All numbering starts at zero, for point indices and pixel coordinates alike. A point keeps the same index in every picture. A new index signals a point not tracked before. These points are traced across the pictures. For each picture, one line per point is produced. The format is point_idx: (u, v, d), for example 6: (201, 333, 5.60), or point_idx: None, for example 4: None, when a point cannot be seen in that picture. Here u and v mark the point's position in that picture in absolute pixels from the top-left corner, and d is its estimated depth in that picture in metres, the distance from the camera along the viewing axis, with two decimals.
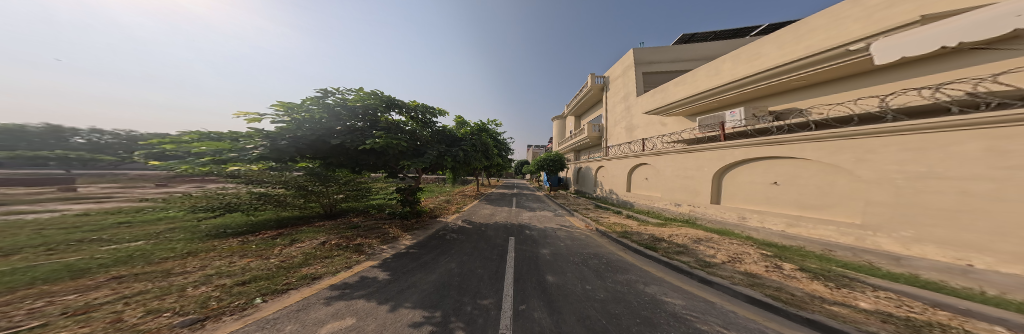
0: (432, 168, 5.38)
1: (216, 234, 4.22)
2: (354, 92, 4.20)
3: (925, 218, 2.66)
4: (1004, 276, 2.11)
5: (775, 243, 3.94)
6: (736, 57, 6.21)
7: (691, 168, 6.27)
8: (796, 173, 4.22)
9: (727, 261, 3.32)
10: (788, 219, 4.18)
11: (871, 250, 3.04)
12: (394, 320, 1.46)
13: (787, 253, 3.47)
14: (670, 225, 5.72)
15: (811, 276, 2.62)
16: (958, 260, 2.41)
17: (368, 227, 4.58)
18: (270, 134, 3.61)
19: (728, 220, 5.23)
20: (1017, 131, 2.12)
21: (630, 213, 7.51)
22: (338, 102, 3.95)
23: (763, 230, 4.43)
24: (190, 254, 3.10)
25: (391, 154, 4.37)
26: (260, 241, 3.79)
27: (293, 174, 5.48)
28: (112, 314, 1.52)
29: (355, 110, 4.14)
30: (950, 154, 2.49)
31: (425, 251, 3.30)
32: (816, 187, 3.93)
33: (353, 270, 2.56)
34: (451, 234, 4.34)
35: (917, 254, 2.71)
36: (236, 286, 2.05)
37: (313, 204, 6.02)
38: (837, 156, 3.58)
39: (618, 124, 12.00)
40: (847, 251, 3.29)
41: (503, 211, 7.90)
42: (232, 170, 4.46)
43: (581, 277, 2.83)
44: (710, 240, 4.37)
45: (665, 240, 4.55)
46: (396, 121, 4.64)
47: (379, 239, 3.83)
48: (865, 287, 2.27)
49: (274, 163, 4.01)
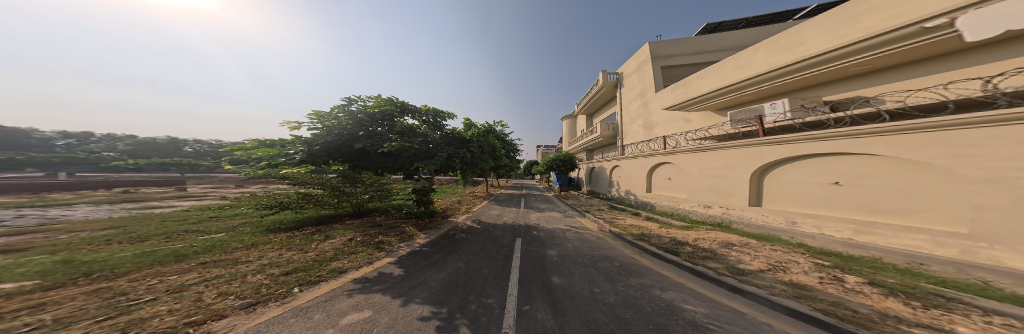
0: (443, 169, 5.59)
1: (273, 229, 4.78)
2: (374, 98, 4.50)
3: None
4: None
5: (835, 253, 3.45)
6: (773, 44, 5.58)
7: (722, 167, 5.75)
8: (865, 172, 3.65)
9: (772, 269, 2.98)
10: (856, 225, 3.62)
11: (982, 266, 2.48)
12: (405, 314, 1.53)
13: (852, 265, 3.02)
14: (698, 228, 5.30)
15: (883, 292, 2.25)
16: None
17: (388, 226, 4.86)
18: (306, 140, 4.00)
19: (772, 225, 4.70)
20: None
21: (651, 215, 7.10)
22: (362, 109, 4.30)
23: (822, 237, 3.90)
24: (253, 245, 3.53)
25: (405, 157, 4.60)
26: (302, 236, 4.21)
27: (328, 176, 5.99)
28: (196, 294, 1.79)
29: (374, 117, 4.45)
30: None
31: (436, 249, 3.42)
32: (894, 187, 3.36)
33: (373, 266, 2.73)
34: (460, 234, 4.46)
35: None
36: (281, 276, 2.30)
37: (345, 203, 6.55)
38: (922, 152, 3.03)
39: (635, 122, 11.43)
40: (943, 266, 2.74)
41: (511, 212, 7.88)
42: (284, 172, 4.98)
43: (589, 280, 2.74)
44: (745, 246, 3.96)
45: (692, 245, 4.21)
46: (410, 125, 4.87)
47: (397, 237, 4.06)
48: (970, 311, 1.88)
49: (313, 166, 4.40)
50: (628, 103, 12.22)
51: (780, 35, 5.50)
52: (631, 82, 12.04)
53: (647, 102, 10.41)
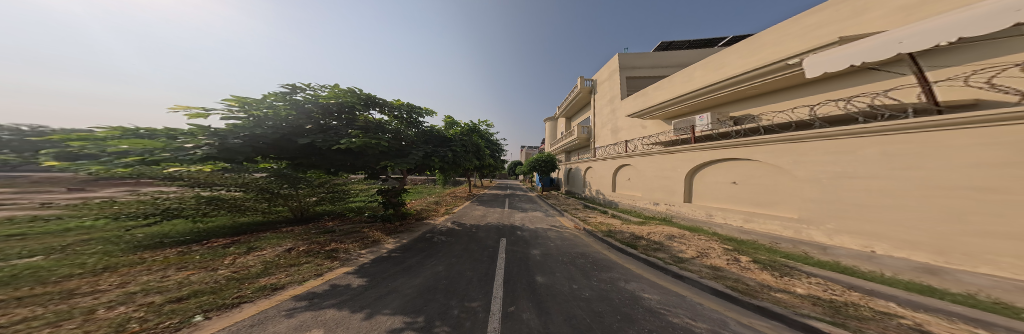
0: (417, 169, 5.21)
1: (156, 242, 3.65)
2: (327, 88, 3.91)
3: (847, 214, 3.19)
4: (897, 261, 2.68)
5: (735, 238, 4.38)
6: (705, 66, 6.86)
7: (668, 169, 6.73)
8: (751, 173, 4.75)
9: (704, 256, 3.57)
10: (744, 215, 4.67)
11: (806, 242, 3.56)
12: (370, 328, 1.39)
13: (743, 247, 3.88)
14: (649, 223, 6.13)
15: (761, 267, 2.95)
16: (865, 247, 3.01)
17: (344, 232, 4.30)
18: (217, 132, 3.18)
19: (698, 217, 5.68)
20: (916, 137, 2.63)
21: (614, 213, 7.90)
22: (309, 99, 3.72)
23: (726, 226, 4.90)
24: (109, 269, 2.57)
25: (369, 155, 4.14)
26: (205, 251, 3.36)
27: (254, 176, 4.95)
28: None
29: (329, 108, 3.91)
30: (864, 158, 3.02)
31: (409, 254, 3.17)
32: (767, 185, 4.48)
33: (323, 278, 2.39)
34: (439, 236, 4.21)
35: (839, 243, 3.27)
36: (166, 305, 1.77)
37: (280, 207, 5.58)
38: (780, 158, 4.10)
39: (605, 127, 12.52)
40: (788, 243, 3.79)
41: (496, 212, 7.77)
42: (169, 171, 3.95)
43: (569, 277, 2.90)
44: (682, 237, 4.71)
45: (648, 238, 4.81)
46: (375, 120, 4.42)
47: (357, 244, 3.62)
48: (800, 275, 2.61)
49: (226, 165, 3.59)
50: (600, 110, 13.32)
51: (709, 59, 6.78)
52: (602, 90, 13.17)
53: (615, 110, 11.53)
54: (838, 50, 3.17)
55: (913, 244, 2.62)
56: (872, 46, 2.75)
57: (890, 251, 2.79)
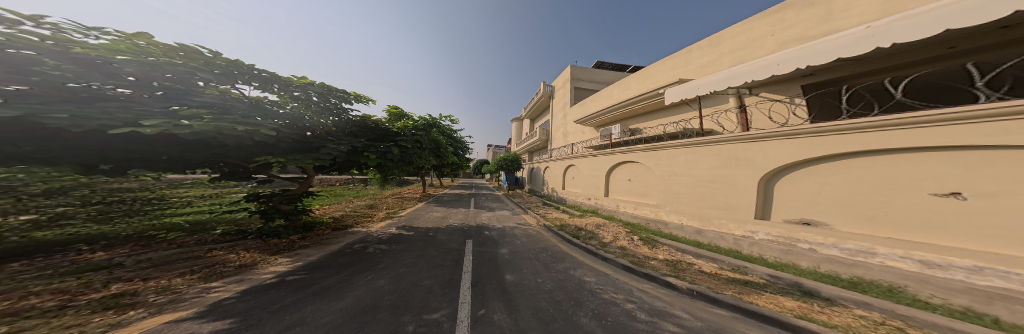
0: (341, 166, 4.42)
1: None
2: (111, 36, 2.30)
3: (677, 200, 4.96)
4: (691, 228, 4.52)
5: (631, 223, 5.75)
6: (621, 85, 8.68)
7: (596, 170, 8.12)
8: (637, 172, 6.37)
9: (614, 238, 4.52)
10: (634, 204, 6.17)
11: (659, 220, 5.25)
12: None
13: (636, 229, 5.14)
14: (583, 214, 7.28)
15: (643, 243, 4.09)
16: (677, 220, 4.90)
17: (155, 260, 2.56)
18: None
19: (610, 207, 7.10)
20: (715, 149, 4.32)
21: (561, 207, 8.97)
22: (42, 45, 1.89)
23: (625, 213, 6.33)
24: None
25: (243, 148, 2.88)
26: None
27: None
28: None
29: (116, 70, 2.12)
30: (692, 166, 4.73)
31: (320, 275, 2.54)
32: (643, 181, 6.14)
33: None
34: (376, 246, 3.69)
35: (671, 219, 5.04)
36: None
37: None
38: (652, 161, 5.75)
39: (558, 130, 13.84)
40: (653, 222, 5.37)
41: (460, 213, 7.49)
42: None
43: (534, 272, 3.14)
44: (605, 224, 5.79)
45: (584, 228, 5.68)
46: (255, 99, 3.11)
47: (188, 277, 2.17)
48: (661, 250, 3.77)
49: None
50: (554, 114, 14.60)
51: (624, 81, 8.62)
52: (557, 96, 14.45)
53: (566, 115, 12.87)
54: (796, 54, 3.47)
55: (699, 219, 4.48)
56: (854, 44, 2.83)
57: (687, 221, 4.71)
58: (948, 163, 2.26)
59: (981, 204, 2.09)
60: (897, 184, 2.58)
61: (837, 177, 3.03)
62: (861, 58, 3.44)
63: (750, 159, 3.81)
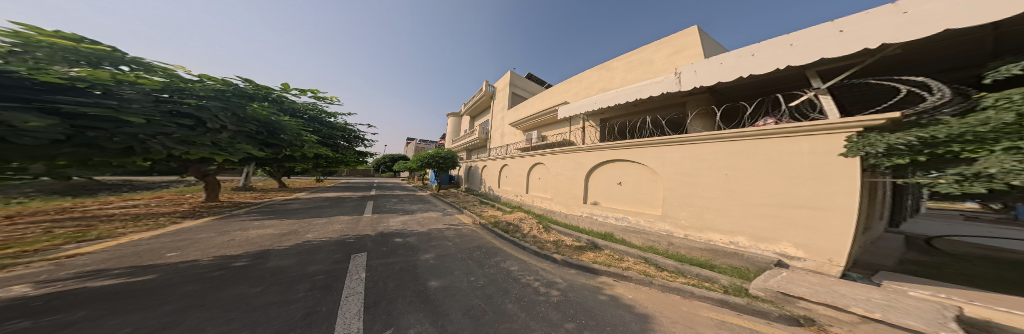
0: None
1: None
2: None
3: (566, 198, 7.45)
4: (574, 217, 6.93)
5: (546, 216, 7.82)
6: (543, 98, 11.64)
7: (523, 172, 10.06)
8: (542, 175, 8.93)
9: (527, 226, 6.60)
10: (545, 200, 8.46)
11: (560, 213, 7.54)
12: None
13: (548, 224, 7.00)
14: (512, 208, 9.39)
15: (546, 235, 5.91)
16: (566, 209, 7.38)
17: None
18: None
19: (526, 201, 9.68)
20: (582, 160, 6.94)
21: (494, 203, 10.71)
22: None
23: (540, 207, 8.61)
24: None
25: None
26: None
27: None
28: None
29: None
30: (572, 172, 7.31)
31: None
32: (545, 181, 8.78)
33: None
34: (29, 322, 1.43)
35: (563, 211, 7.48)
36: None
37: None
38: (556, 168, 7.95)
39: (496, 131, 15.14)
40: (557, 214, 7.69)
41: (390, 215, 6.96)
42: None
43: (466, 272, 3.45)
44: (527, 219, 7.45)
45: (510, 218, 7.51)
46: None
47: None
48: (559, 242, 5.46)
49: None
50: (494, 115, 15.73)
51: (545, 94, 11.51)
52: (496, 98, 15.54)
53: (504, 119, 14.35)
54: (720, 68, 3.93)
55: (573, 206, 7.10)
56: (784, 58, 3.28)
57: (569, 210, 7.23)
58: (623, 168, 5.86)
59: (629, 186, 5.71)
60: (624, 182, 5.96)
61: (601, 176, 6.43)
62: (622, 105, 6.94)
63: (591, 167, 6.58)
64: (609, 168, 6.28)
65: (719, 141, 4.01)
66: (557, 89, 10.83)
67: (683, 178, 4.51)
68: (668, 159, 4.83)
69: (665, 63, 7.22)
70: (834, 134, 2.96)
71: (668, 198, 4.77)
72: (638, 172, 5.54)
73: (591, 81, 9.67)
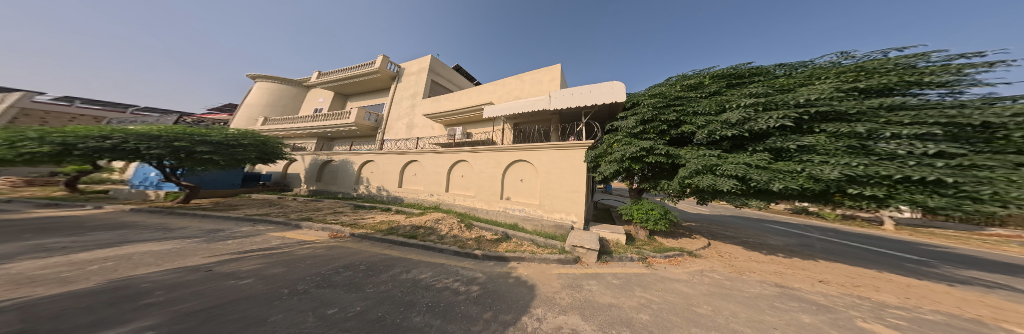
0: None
1: (711, 173, 4.83)
2: None
3: (483, 197, 9.41)
4: (487, 210, 9.24)
5: (467, 214, 9.42)
6: (467, 94, 13.28)
7: (437, 169, 10.92)
8: (460, 173, 10.38)
9: (445, 226, 7.24)
10: (464, 198, 10.04)
11: (478, 208, 9.47)
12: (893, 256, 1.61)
13: (466, 219, 8.67)
14: (424, 212, 9.46)
15: (468, 229, 7.41)
16: (483, 206, 9.44)
17: None
18: None
19: (448, 201, 10.39)
20: (489, 158, 9.52)
21: (402, 209, 10.11)
22: None
23: (457, 204, 10.12)
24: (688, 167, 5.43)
25: None
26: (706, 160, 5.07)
27: None
28: (641, 209, 7.39)
29: None
30: (488, 173, 9.45)
31: None
32: (463, 179, 10.25)
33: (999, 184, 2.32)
34: None
35: (474, 205, 9.70)
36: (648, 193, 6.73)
37: None
38: (478, 166, 9.78)
39: (409, 120, 14.62)
40: (476, 209, 9.58)
41: (217, 247, 4.58)
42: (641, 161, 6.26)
43: (321, 302, 2.34)
44: (442, 218, 8.28)
45: (429, 223, 7.57)
46: None
47: None
48: (480, 231, 7.31)
49: None
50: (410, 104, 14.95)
51: (469, 91, 13.39)
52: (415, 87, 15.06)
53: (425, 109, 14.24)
54: (571, 98, 7.78)
55: (483, 203, 9.40)
56: (591, 96, 7.48)
57: (488, 204, 9.33)
58: (522, 166, 8.87)
59: (525, 183, 8.69)
60: (527, 179, 8.80)
61: (511, 173, 9.05)
62: (522, 114, 9.85)
63: (502, 161, 9.21)
64: (517, 166, 8.96)
65: (565, 153, 7.71)
66: (477, 88, 12.95)
67: (551, 175, 8.00)
68: (547, 159, 8.09)
69: (552, 85, 11.11)
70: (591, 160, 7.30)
71: (545, 191, 8.01)
72: (531, 169, 8.61)
73: (509, 87, 12.34)
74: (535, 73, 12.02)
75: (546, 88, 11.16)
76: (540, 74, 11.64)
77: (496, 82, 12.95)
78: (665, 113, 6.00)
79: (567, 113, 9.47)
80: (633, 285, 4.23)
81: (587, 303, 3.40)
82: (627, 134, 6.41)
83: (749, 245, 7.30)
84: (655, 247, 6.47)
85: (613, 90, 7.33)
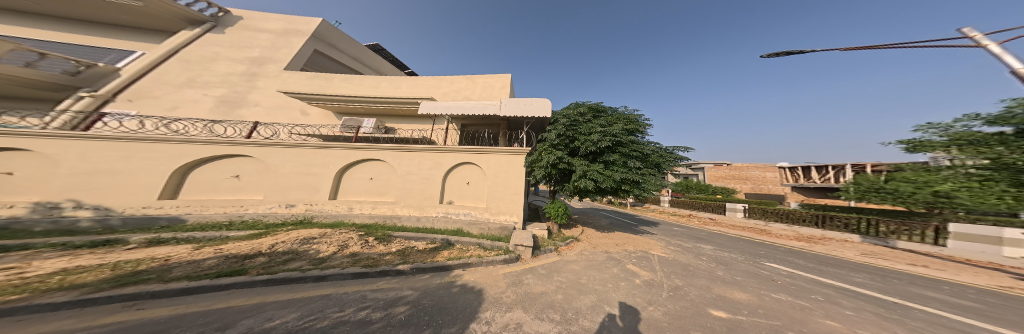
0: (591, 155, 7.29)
1: (594, 181, 6.30)
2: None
3: (406, 198, 9.56)
4: (406, 216, 9.32)
5: (366, 224, 8.81)
6: (388, 84, 12.92)
7: (315, 167, 9.04)
8: (374, 174, 9.69)
9: (330, 246, 6.38)
10: (371, 204, 9.49)
11: (395, 215, 9.36)
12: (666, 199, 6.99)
13: (371, 230, 8.32)
14: (290, 231, 7.40)
15: (378, 241, 7.30)
16: (392, 218, 9.27)
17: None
18: None
19: (335, 212, 9.14)
20: (398, 159, 9.57)
21: (228, 233, 6.78)
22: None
23: (359, 215, 9.20)
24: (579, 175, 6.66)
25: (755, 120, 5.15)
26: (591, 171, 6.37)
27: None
28: (558, 209, 8.54)
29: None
30: (410, 177, 9.56)
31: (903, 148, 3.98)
32: (378, 184, 9.70)
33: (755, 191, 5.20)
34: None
35: (376, 211, 9.42)
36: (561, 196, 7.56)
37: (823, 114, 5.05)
38: (399, 167, 9.56)
39: (269, 101, 11.64)
40: (387, 219, 9.27)
41: None
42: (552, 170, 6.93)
43: None
44: (323, 235, 7.31)
45: (290, 243, 6.35)
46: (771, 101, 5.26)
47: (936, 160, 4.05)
48: (395, 241, 7.51)
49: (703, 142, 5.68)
50: (266, 84, 11.97)
51: (390, 80, 13.13)
52: (271, 64, 12.47)
53: (315, 85, 12.32)
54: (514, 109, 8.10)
55: (390, 206, 9.51)
56: (527, 107, 8.05)
57: (411, 213, 9.45)
58: (466, 169, 9.63)
59: (468, 187, 9.64)
60: (473, 182, 9.70)
61: (456, 175, 9.66)
62: (471, 117, 10.41)
63: (442, 163, 9.51)
64: (466, 167, 9.64)
65: (503, 156, 8.82)
66: (395, 77, 13.18)
67: (497, 177, 8.95)
68: (491, 162, 9.01)
69: (502, 92, 11.82)
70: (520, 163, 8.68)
71: (490, 193, 9.05)
72: (475, 172, 9.57)
73: (460, 86, 12.35)
74: (489, 77, 12.32)
75: (498, 92, 11.72)
76: (492, 79, 12.19)
77: (440, 77, 12.87)
78: (563, 128, 6.82)
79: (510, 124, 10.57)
80: (553, 272, 5.81)
81: (528, 297, 4.45)
82: (549, 144, 6.86)
83: (605, 222, 11.49)
84: (561, 237, 8.39)
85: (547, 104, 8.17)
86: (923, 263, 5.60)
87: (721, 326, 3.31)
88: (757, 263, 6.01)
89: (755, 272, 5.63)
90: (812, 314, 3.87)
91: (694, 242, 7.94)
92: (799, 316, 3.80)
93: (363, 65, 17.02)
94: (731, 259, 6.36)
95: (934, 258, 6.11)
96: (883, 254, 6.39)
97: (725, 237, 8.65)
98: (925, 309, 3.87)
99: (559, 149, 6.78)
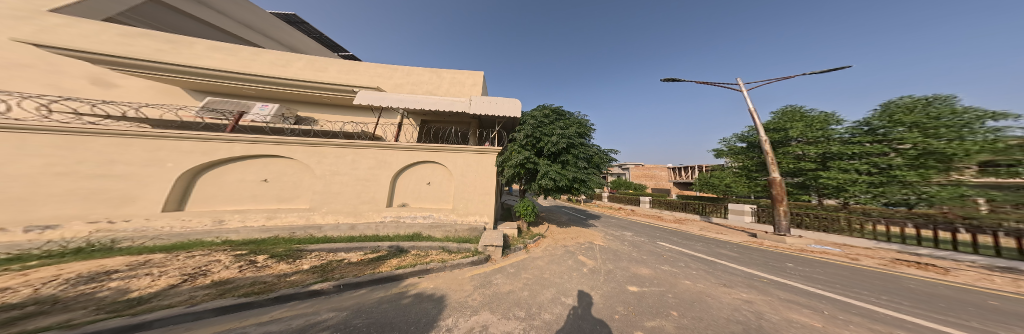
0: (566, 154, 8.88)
1: (555, 180, 7.76)
2: None
3: (331, 206, 8.09)
4: (326, 226, 7.83)
5: (255, 239, 6.95)
6: (310, 63, 10.85)
7: (154, 162, 6.70)
8: (270, 175, 7.91)
9: (158, 280, 4.58)
10: (269, 214, 7.60)
11: (310, 226, 7.68)
12: None
13: (264, 245, 6.60)
14: (38, 268, 4.69)
15: (276, 260, 5.82)
16: (306, 231, 7.59)
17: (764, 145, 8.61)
18: None
19: (200, 229, 6.87)
20: (317, 152, 8.09)
21: None
22: None
23: (246, 229, 7.18)
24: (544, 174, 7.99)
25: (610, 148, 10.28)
26: (553, 170, 7.75)
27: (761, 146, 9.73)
28: (524, 207, 9.32)
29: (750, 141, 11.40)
30: (335, 179, 8.18)
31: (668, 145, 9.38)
32: (285, 186, 8.04)
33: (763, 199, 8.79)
34: None
35: (278, 221, 7.60)
36: (530, 192, 8.64)
37: None
38: (320, 166, 8.09)
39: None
40: (296, 231, 7.52)
41: None
42: (521, 171, 8.00)
43: None
44: (155, 263, 5.32)
45: (41, 289, 4.06)
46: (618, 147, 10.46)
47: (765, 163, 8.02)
48: (311, 254, 6.28)
49: (603, 164, 9.80)
50: None
51: (317, 60, 11.01)
52: None
53: (138, 54, 8.74)
54: (482, 108, 8.84)
55: (298, 216, 7.80)
56: (495, 108, 8.94)
57: (337, 220, 8.06)
58: (421, 170, 9.19)
59: (425, 190, 9.23)
60: (433, 182, 9.35)
61: (410, 175, 9.12)
62: (435, 113, 10.39)
63: (387, 163, 8.70)
64: (425, 166, 9.22)
65: (464, 154, 9.14)
66: (324, 58, 11.25)
67: (462, 176, 9.11)
68: (453, 161, 9.13)
69: (473, 89, 12.45)
70: (480, 165, 9.09)
71: (454, 195, 9.08)
72: (434, 170, 9.29)
73: (423, 79, 12.06)
74: (456, 74, 12.61)
75: (463, 92, 12.20)
76: (461, 76, 12.58)
77: (388, 65, 11.91)
78: (530, 133, 8.15)
79: (475, 125, 11.25)
80: (521, 269, 6.42)
81: (496, 297, 4.70)
82: (519, 145, 8.18)
83: (560, 219, 13.19)
84: (529, 235, 9.25)
85: (516, 104, 9.40)
86: (720, 230, 9.81)
87: (634, 298, 4.73)
88: (654, 243, 8.70)
89: (653, 251, 8.09)
90: (679, 277, 6.11)
91: (621, 230, 10.45)
92: (673, 281, 5.90)
93: (266, 38, 13.81)
94: (641, 242, 8.85)
95: (722, 226, 10.83)
96: (710, 228, 10.53)
97: (640, 224, 11.88)
98: (724, 262, 6.82)
99: (528, 150, 7.96)
